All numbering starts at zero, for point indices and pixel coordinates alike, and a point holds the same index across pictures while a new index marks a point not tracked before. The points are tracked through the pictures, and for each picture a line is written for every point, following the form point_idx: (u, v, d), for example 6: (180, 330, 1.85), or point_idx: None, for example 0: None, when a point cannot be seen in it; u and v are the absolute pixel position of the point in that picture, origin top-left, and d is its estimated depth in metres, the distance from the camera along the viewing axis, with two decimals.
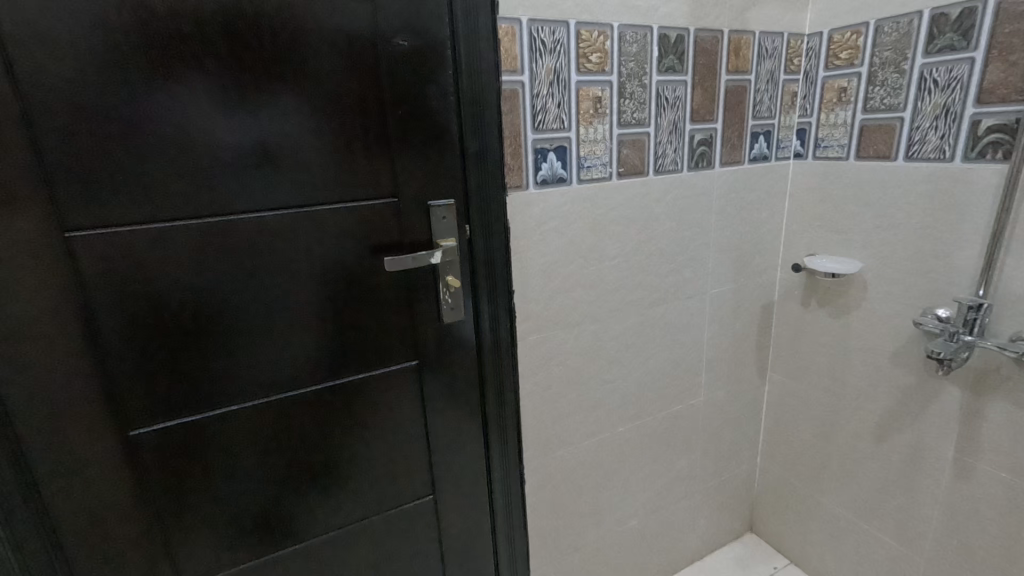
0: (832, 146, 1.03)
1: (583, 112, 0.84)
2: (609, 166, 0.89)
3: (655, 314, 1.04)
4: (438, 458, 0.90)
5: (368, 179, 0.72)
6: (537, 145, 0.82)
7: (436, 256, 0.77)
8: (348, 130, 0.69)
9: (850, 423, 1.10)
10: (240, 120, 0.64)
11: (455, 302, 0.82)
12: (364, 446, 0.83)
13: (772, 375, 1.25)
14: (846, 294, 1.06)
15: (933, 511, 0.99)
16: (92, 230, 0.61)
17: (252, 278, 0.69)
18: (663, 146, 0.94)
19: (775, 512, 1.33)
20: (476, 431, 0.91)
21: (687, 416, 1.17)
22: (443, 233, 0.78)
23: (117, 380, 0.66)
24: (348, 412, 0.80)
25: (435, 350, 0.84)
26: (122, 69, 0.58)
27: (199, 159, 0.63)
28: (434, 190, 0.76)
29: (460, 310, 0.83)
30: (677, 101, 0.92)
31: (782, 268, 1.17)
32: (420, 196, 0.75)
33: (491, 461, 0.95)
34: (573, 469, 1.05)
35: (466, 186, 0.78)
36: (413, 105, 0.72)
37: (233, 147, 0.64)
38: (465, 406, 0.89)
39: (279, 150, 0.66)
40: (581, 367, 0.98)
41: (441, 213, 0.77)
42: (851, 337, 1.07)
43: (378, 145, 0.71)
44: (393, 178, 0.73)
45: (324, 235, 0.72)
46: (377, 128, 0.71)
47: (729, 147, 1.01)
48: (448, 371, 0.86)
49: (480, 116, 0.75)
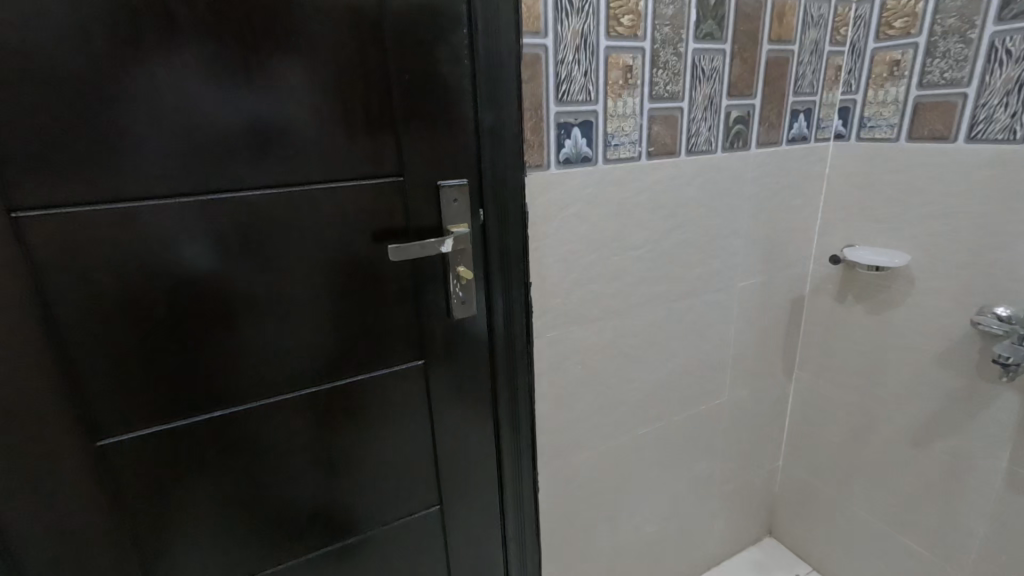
0: (879, 127, 0.94)
1: (612, 83, 0.75)
2: (638, 144, 0.80)
3: (681, 309, 0.95)
4: (446, 466, 0.82)
5: (370, 155, 0.63)
6: (560, 119, 0.72)
7: (446, 245, 0.68)
8: (347, 98, 0.60)
9: (886, 428, 1.03)
10: (217, 83, 0.54)
11: (466, 295, 0.73)
12: (364, 453, 0.75)
13: (799, 374, 1.17)
14: (888, 289, 0.97)
15: (977, 524, 0.92)
16: (45, 210, 0.52)
17: (236, 268, 0.60)
18: (697, 124, 0.84)
19: (797, 517, 1.27)
20: (486, 436, 0.84)
21: (710, 418, 1.09)
22: (453, 218, 0.69)
23: (80, 384, 0.57)
24: (346, 417, 0.72)
25: (443, 348, 0.75)
26: (77, 19, 0.48)
27: (172, 128, 0.54)
28: (444, 169, 0.67)
29: (471, 305, 0.74)
30: (714, 72, 0.83)
31: (815, 260, 1.08)
32: (428, 176, 0.66)
33: (503, 468, 0.87)
34: (589, 475, 0.97)
35: (480, 164, 0.68)
36: (422, 71, 0.62)
37: (211, 117, 0.55)
38: (475, 409, 0.81)
39: (267, 120, 0.57)
40: (601, 366, 0.90)
41: (452, 195, 0.68)
42: (891, 335, 0.99)
43: (381, 116, 0.62)
44: (399, 155, 0.64)
45: (319, 219, 0.63)
46: (381, 96, 0.61)
47: (767, 126, 0.92)
48: (457, 371, 0.78)
49: (498, 84, 0.66)
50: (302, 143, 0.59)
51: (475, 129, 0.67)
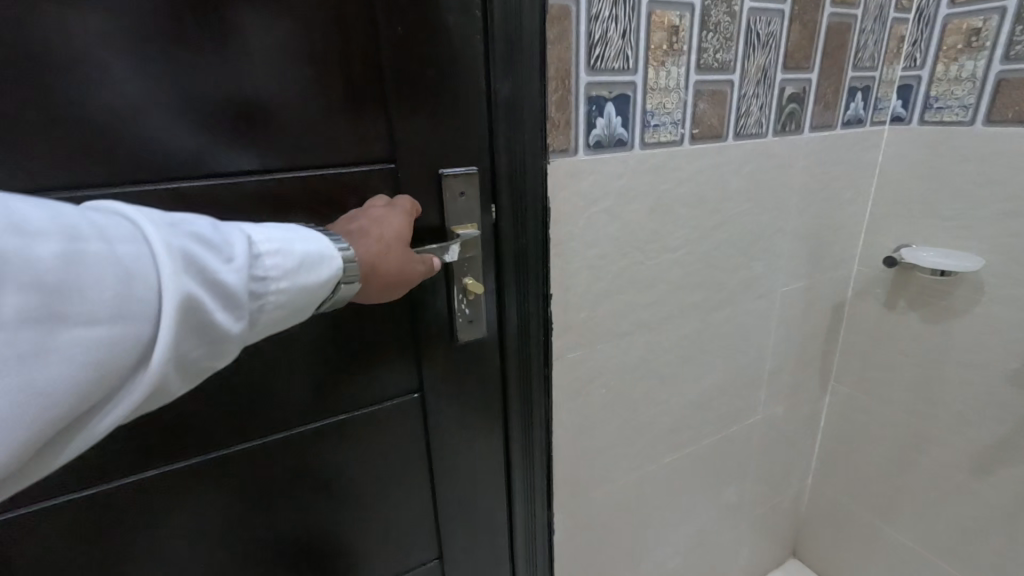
0: (948, 108, 0.81)
1: (654, 47, 0.60)
2: (681, 125, 0.66)
3: (718, 319, 0.82)
4: (447, 516, 0.68)
5: (351, 135, 0.47)
6: (591, 92, 0.58)
7: (451, 253, 0.53)
8: (319, 58, 0.44)
9: (940, 450, 0.92)
10: (128, 28, 0.37)
11: (473, 315, 0.59)
12: (347, 508, 0.61)
13: (835, 386, 1.06)
14: (951, 296, 0.85)
15: None
16: None
17: None
18: (748, 101, 0.70)
19: (826, 538, 1.17)
20: (495, 477, 0.70)
21: (742, 439, 0.97)
22: (459, 217, 0.54)
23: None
24: (324, 465, 0.58)
25: (445, 377, 0.61)
26: None
27: (63, 92, 0.37)
28: (448, 154, 0.52)
29: (480, 324, 0.60)
30: (770, 39, 0.69)
31: (861, 260, 0.95)
32: (428, 163, 0.51)
33: (515, 513, 0.73)
34: (611, 510, 0.85)
35: (492, 149, 0.53)
36: (420, 22, 0.46)
37: (119, 80, 0.38)
38: (483, 447, 0.67)
39: (201, 85, 0.41)
40: (628, 389, 0.77)
41: (458, 187, 0.53)
42: (952, 348, 0.87)
43: (365, 81, 0.46)
44: (390, 136, 0.49)
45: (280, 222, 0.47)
46: (363, 55, 0.46)
47: (823, 106, 0.78)
48: (460, 406, 0.63)
49: (519, 43, 0.51)
50: (257, 119, 0.43)
51: (487, 103, 0.52)
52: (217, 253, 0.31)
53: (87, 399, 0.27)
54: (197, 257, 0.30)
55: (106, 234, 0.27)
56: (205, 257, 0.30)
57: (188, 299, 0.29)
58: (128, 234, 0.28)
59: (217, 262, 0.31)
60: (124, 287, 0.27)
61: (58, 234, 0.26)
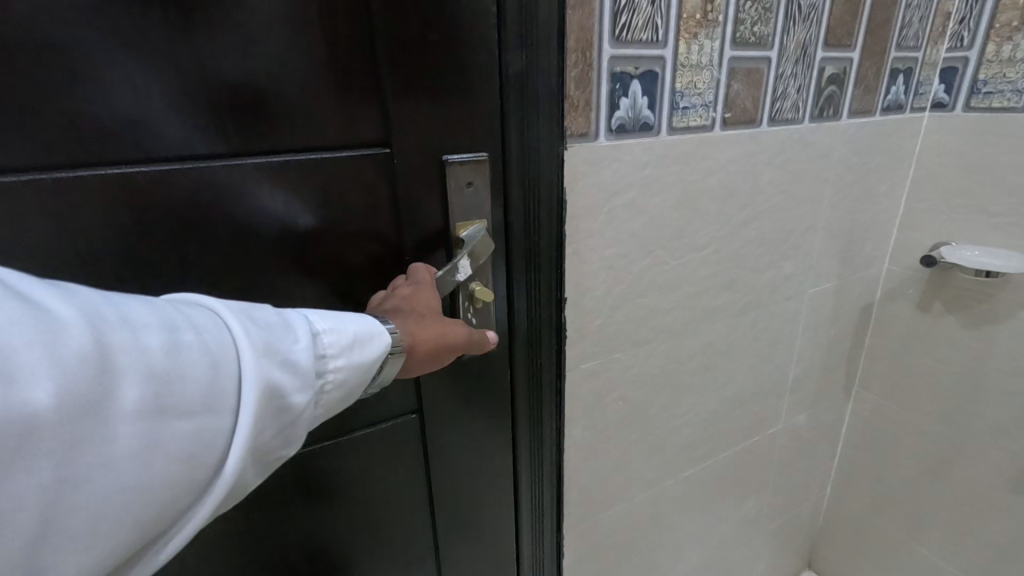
0: (999, 93, 0.73)
1: (687, 17, 0.52)
2: (713, 108, 0.58)
3: (743, 323, 0.75)
4: (446, 551, 0.60)
5: (334, 114, 0.39)
6: (615, 68, 0.50)
7: (463, 270, 0.46)
8: (295, 16, 0.36)
9: (976, 463, 0.86)
10: None
11: (481, 324, 0.52)
12: (338, 544, 0.53)
13: (860, 393, 0.99)
14: (994, 300, 0.79)
15: None
16: None
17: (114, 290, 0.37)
18: (785, 83, 0.63)
19: (845, 551, 1.10)
20: (500, 505, 0.62)
21: (762, 450, 0.90)
22: (465, 212, 0.47)
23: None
24: (312, 497, 0.51)
25: (447, 395, 0.54)
26: None
27: None
28: (452, 136, 0.44)
29: (486, 335, 0.53)
30: (812, 11, 0.61)
31: (893, 259, 0.88)
32: (428, 146, 0.43)
33: (519, 542, 0.66)
34: (624, 529, 0.78)
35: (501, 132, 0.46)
36: None
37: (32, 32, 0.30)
38: (487, 473, 0.60)
39: (138, 47, 0.32)
40: (646, 400, 0.70)
41: (464, 177, 0.45)
42: (993, 355, 0.80)
43: (351, 48, 0.38)
44: (382, 116, 0.41)
45: (249, 216, 0.39)
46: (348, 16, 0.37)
47: (863, 89, 0.70)
48: (465, 425, 0.56)
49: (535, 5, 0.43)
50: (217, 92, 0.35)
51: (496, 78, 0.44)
52: (290, 336, 0.30)
53: (175, 497, 0.25)
54: (271, 338, 0.29)
55: (192, 322, 0.27)
56: (278, 338, 0.29)
57: (268, 383, 0.28)
58: (214, 324, 0.28)
59: (290, 344, 0.30)
60: (211, 375, 0.26)
61: (155, 326, 0.26)
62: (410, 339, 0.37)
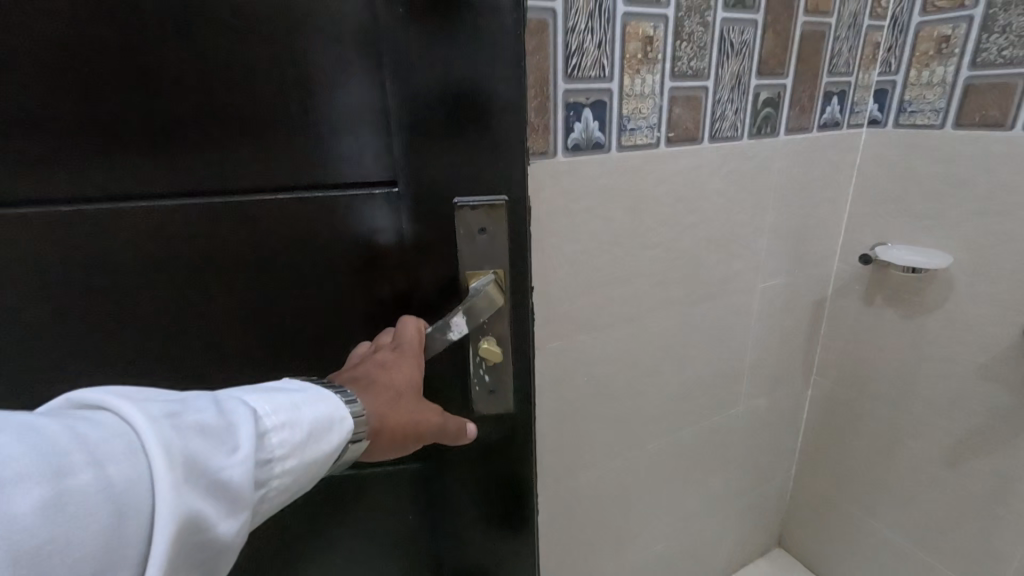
0: (922, 112, 0.84)
1: (629, 56, 0.64)
2: (657, 129, 0.70)
3: (698, 313, 0.86)
4: None
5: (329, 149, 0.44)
6: (569, 99, 0.62)
7: (456, 330, 0.49)
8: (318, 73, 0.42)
9: (915, 443, 0.95)
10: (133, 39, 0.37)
11: (494, 381, 0.54)
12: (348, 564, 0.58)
13: (818, 381, 1.09)
14: (923, 292, 0.89)
15: (1014, 551, 0.85)
16: None
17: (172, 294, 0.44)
18: (723, 106, 0.74)
19: (812, 530, 1.19)
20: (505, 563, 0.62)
21: (724, 429, 1.01)
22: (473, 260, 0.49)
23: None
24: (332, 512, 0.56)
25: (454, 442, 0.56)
26: None
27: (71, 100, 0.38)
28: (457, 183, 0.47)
29: (501, 394, 0.55)
30: (744, 46, 0.72)
31: (841, 258, 0.99)
32: (436, 191, 0.47)
33: None
34: (595, 495, 0.89)
35: (491, 172, 0.47)
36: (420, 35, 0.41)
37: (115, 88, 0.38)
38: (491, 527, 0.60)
39: (170, 97, 0.39)
40: (610, 379, 0.81)
41: (472, 223, 0.48)
42: (925, 344, 0.90)
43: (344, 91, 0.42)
44: (385, 155, 0.46)
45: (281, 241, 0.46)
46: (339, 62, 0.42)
47: (798, 109, 0.82)
48: (475, 466, 0.57)
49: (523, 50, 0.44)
50: (225, 131, 0.41)
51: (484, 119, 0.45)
52: (220, 446, 0.30)
53: None
54: (201, 457, 0.28)
55: (99, 453, 0.26)
56: (209, 454, 0.29)
57: (189, 513, 0.27)
58: (127, 452, 0.26)
59: (221, 456, 0.29)
60: (118, 520, 0.25)
61: (37, 477, 0.23)
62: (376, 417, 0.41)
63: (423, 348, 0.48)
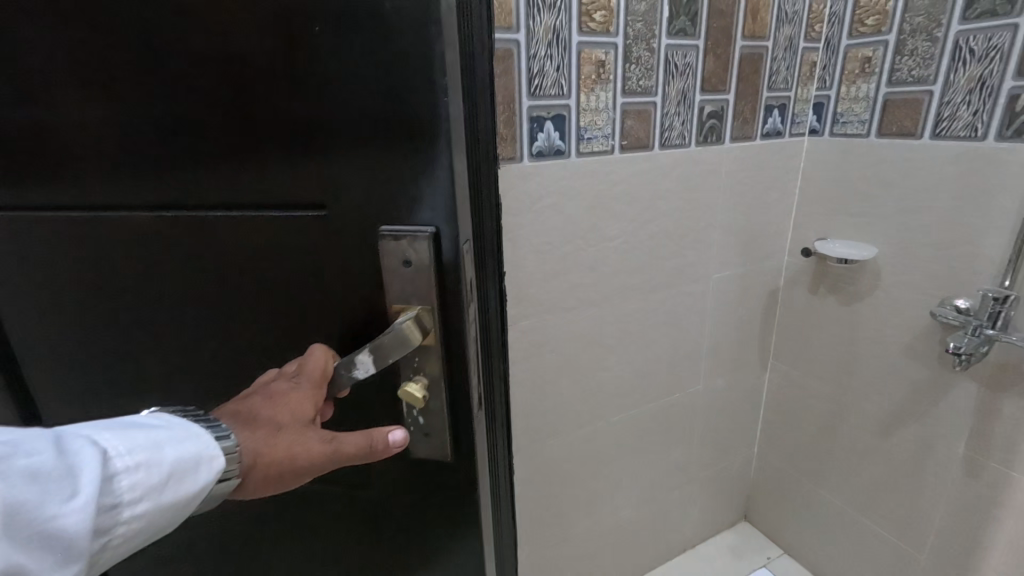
0: (851, 122, 0.96)
1: (585, 78, 0.76)
2: (611, 138, 0.82)
3: (656, 299, 0.98)
4: None
5: (243, 174, 0.42)
6: (532, 113, 0.74)
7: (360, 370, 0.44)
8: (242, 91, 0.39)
9: (855, 416, 1.06)
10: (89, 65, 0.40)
11: (428, 425, 0.49)
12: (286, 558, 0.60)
13: (774, 364, 1.20)
14: (857, 281, 1.00)
15: (937, 509, 0.96)
16: None
17: (142, 294, 0.48)
18: (670, 119, 0.86)
19: (772, 503, 1.30)
20: None
21: (685, 406, 1.12)
22: (397, 292, 0.44)
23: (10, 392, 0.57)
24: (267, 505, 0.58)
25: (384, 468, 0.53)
26: None
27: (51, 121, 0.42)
28: (379, 208, 0.42)
29: (434, 441, 0.50)
30: (688, 68, 0.85)
31: (789, 252, 1.10)
32: (356, 214, 0.42)
33: None
34: (565, 460, 1.00)
35: (413, 197, 0.41)
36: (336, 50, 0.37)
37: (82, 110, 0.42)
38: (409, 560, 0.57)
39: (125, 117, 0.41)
40: (576, 355, 0.93)
41: (393, 250, 0.43)
42: (860, 326, 1.02)
43: (253, 107, 0.39)
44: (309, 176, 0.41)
45: (226, 255, 0.46)
46: (250, 74, 0.39)
47: (741, 120, 0.94)
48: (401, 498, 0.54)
49: (430, 49, 0.36)
50: (161, 148, 0.42)
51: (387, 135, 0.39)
52: (57, 493, 0.31)
53: None
54: (31, 507, 0.29)
55: None
56: (41, 505, 0.30)
57: (9, 562, 0.29)
58: None
59: (56, 505, 0.30)
60: None
61: None
62: (249, 454, 0.41)
63: (330, 382, 0.45)
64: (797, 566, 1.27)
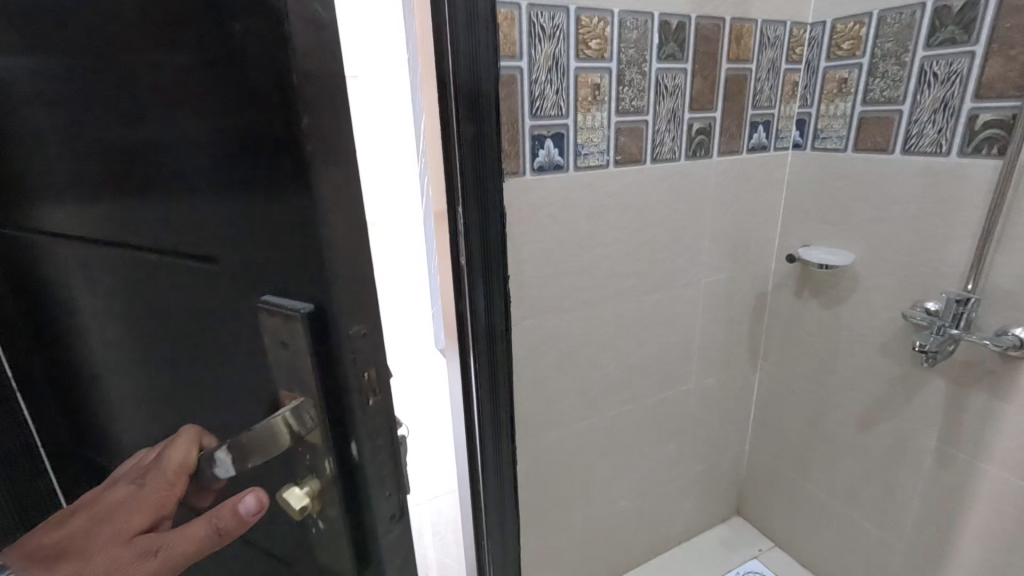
0: (830, 138, 1.03)
1: (581, 99, 0.84)
2: (606, 153, 0.89)
3: (649, 301, 1.05)
4: None
5: (168, 218, 0.43)
6: (534, 132, 0.82)
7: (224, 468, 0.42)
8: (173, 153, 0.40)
9: (837, 412, 1.13)
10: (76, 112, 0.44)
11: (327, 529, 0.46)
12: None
13: (763, 364, 1.27)
14: (837, 285, 1.08)
15: (913, 498, 1.03)
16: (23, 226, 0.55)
17: (128, 324, 0.52)
18: (661, 135, 0.94)
19: (763, 498, 1.37)
20: None
21: (678, 403, 1.19)
22: (284, 377, 0.42)
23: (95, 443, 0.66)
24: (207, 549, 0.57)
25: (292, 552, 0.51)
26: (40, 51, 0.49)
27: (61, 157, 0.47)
28: (268, 285, 0.40)
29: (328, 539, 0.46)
30: (677, 89, 0.92)
31: (776, 258, 1.17)
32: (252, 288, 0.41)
33: None
34: (564, 452, 1.07)
35: (296, 278, 0.38)
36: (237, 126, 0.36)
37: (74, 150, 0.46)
38: None
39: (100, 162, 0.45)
40: (575, 353, 1.00)
41: (275, 336, 0.40)
42: (841, 327, 1.09)
43: (180, 170, 0.40)
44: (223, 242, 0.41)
45: (174, 303, 0.47)
46: (177, 137, 0.39)
47: (727, 136, 1.01)
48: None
49: (302, 123, 0.34)
50: (123, 195, 0.45)
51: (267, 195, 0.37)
52: None
53: None
54: None
55: None
56: None
57: None
58: None
59: None
60: None
61: None
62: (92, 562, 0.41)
63: (191, 473, 0.45)
64: (786, 557, 1.34)
